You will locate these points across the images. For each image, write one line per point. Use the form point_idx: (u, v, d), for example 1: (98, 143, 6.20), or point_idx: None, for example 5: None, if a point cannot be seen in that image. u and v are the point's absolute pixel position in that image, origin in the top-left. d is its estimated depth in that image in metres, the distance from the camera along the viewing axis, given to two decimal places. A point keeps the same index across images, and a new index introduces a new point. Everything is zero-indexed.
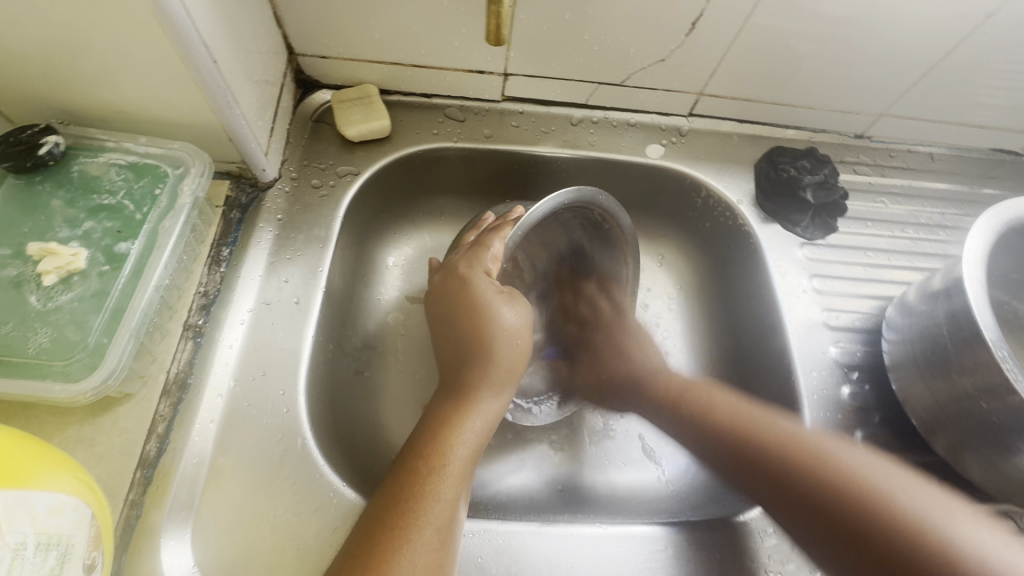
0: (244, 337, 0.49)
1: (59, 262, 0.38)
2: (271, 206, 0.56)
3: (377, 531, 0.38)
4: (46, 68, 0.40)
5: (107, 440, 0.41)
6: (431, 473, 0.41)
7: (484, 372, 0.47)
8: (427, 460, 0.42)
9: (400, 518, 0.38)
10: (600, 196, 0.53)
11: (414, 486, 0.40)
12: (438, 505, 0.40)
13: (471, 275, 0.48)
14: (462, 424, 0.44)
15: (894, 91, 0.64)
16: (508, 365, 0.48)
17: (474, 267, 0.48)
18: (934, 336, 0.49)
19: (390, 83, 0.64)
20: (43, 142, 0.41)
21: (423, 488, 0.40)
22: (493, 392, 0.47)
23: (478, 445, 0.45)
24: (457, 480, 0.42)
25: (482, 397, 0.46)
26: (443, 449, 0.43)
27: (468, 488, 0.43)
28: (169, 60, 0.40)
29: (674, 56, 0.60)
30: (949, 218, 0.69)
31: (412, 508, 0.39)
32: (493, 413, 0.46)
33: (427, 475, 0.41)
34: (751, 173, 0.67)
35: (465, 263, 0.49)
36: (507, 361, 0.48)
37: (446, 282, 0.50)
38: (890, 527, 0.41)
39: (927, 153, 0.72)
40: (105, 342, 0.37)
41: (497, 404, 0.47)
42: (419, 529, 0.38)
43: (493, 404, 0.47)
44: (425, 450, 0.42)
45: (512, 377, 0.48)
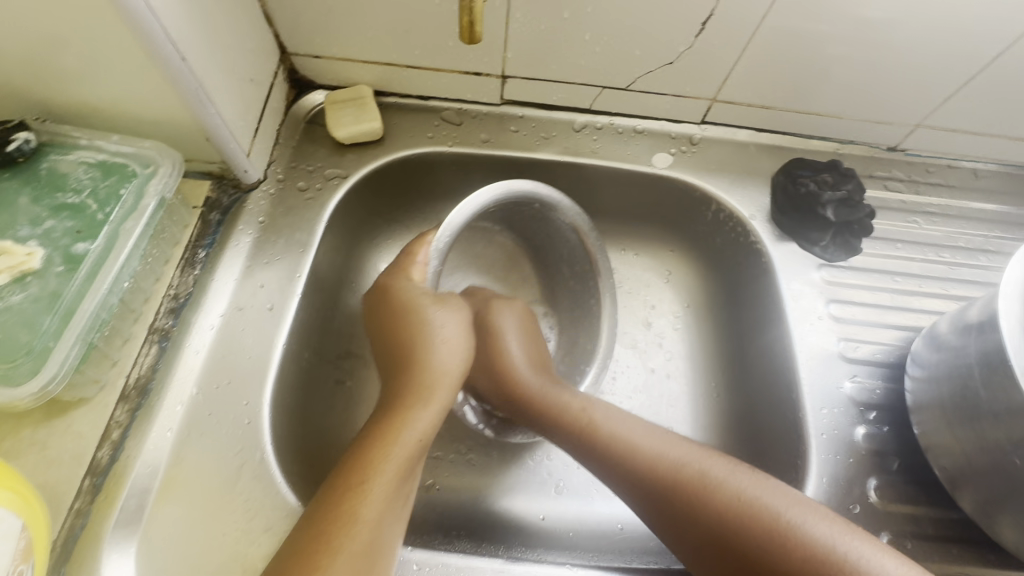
0: (212, 342, 0.47)
1: (13, 261, 0.38)
2: (253, 208, 0.54)
3: (288, 559, 0.35)
4: (15, 63, 0.40)
5: (59, 444, 0.40)
6: (353, 492, 0.38)
7: (416, 382, 0.45)
8: (350, 477, 0.39)
9: (315, 541, 0.36)
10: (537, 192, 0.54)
11: (333, 507, 0.38)
12: (362, 526, 0.37)
13: (395, 284, 0.50)
14: (392, 438, 0.42)
15: (933, 99, 0.58)
16: (442, 369, 0.46)
17: (397, 277, 0.50)
18: (964, 378, 0.44)
19: (385, 84, 0.62)
20: (13, 138, 0.41)
21: (344, 508, 0.38)
22: (426, 401, 0.44)
23: (409, 459, 0.41)
24: (383, 500, 0.39)
25: (413, 409, 0.43)
26: (369, 465, 0.40)
27: (398, 505, 0.40)
28: (134, 56, 0.39)
29: (683, 58, 0.56)
30: (993, 241, 0.62)
31: (329, 534, 0.36)
32: (426, 424, 0.43)
33: (347, 495, 0.38)
34: (767, 187, 0.62)
35: (388, 275, 0.51)
36: (439, 368, 0.47)
37: (375, 296, 0.51)
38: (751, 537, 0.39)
39: (971, 169, 0.65)
40: (52, 346, 0.36)
41: (434, 414, 0.44)
42: (333, 555, 0.35)
43: (428, 415, 0.44)
44: (348, 467, 0.40)
45: (449, 385, 0.46)
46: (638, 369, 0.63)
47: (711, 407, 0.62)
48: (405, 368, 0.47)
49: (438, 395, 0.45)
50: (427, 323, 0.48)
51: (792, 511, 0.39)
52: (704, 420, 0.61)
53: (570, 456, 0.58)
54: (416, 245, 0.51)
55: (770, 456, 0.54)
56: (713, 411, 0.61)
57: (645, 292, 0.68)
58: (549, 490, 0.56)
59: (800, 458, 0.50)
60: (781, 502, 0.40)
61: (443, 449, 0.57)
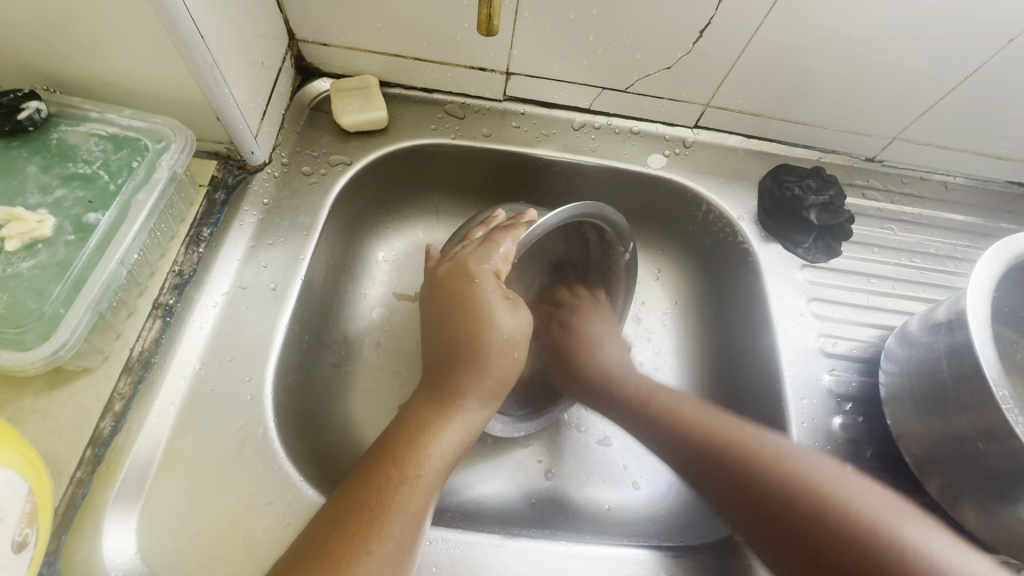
0: (215, 320, 0.48)
1: (24, 228, 0.38)
2: (257, 190, 0.55)
3: (334, 537, 0.37)
4: (27, 32, 0.40)
5: (61, 413, 0.40)
6: (405, 484, 0.40)
7: (469, 378, 0.45)
8: (398, 465, 0.41)
9: (363, 523, 0.37)
10: (618, 219, 0.55)
11: (382, 494, 0.39)
12: (408, 514, 0.39)
13: (478, 275, 0.47)
14: (441, 434, 0.43)
15: (909, 115, 0.62)
16: (499, 375, 0.46)
17: (483, 266, 0.47)
18: (933, 371, 0.47)
19: (390, 75, 0.63)
20: (24, 107, 0.41)
21: (393, 492, 0.39)
22: (476, 400, 0.45)
23: (453, 457, 0.43)
24: (428, 493, 0.41)
25: (466, 406, 0.45)
26: (421, 457, 0.41)
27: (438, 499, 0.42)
28: (153, 31, 0.39)
29: (680, 64, 0.58)
30: (960, 249, 0.66)
31: (379, 517, 0.38)
32: (476, 424, 0.45)
33: (398, 485, 0.40)
34: (755, 190, 0.65)
35: (474, 259, 0.48)
36: (494, 374, 0.46)
37: (449, 276, 0.48)
38: (825, 522, 0.40)
39: (942, 182, 0.70)
40: (63, 312, 0.36)
41: (481, 415, 0.46)
42: (381, 540, 0.37)
43: (478, 416, 0.45)
44: (398, 455, 0.41)
45: (497, 389, 0.46)
46: None
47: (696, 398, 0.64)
48: (456, 362, 0.46)
49: (490, 399, 0.46)
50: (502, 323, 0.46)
51: (887, 512, 0.40)
52: None
53: (561, 445, 0.60)
54: (502, 237, 0.48)
55: None
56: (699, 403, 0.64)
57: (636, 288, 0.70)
58: (541, 476, 0.58)
59: None
60: (862, 495, 0.41)
61: None
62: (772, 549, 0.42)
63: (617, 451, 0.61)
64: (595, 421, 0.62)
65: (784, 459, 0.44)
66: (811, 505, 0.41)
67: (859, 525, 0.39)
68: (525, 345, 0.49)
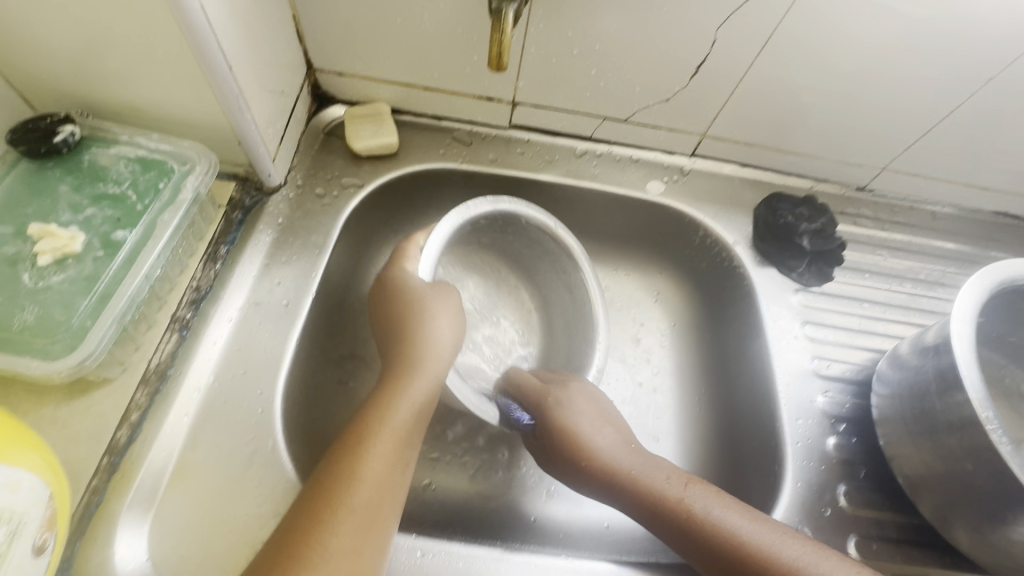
0: (229, 335, 0.49)
1: (56, 243, 0.40)
2: (273, 211, 0.57)
3: (299, 514, 0.38)
4: (69, 61, 0.43)
5: (81, 422, 0.42)
6: (359, 456, 0.42)
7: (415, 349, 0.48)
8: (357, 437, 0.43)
9: (326, 492, 0.39)
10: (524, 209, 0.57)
11: (339, 469, 0.41)
12: (368, 482, 0.41)
13: (391, 275, 0.51)
14: (391, 414, 0.45)
15: (897, 146, 0.65)
16: (427, 358, 0.48)
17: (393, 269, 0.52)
18: (923, 394, 0.49)
19: (403, 103, 0.66)
20: (60, 130, 0.44)
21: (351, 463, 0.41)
22: (426, 370, 0.47)
23: (407, 434, 0.45)
24: (384, 464, 0.42)
25: (409, 389, 0.46)
26: (374, 433, 0.43)
27: (401, 472, 0.43)
28: (188, 63, 0.42)
29: (679, 96, 0.62)
30: (949, 276, 0.68)
31: (341, 489, 0.40)
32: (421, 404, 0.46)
33: (354, 459, 0.41)
34: (750, 216, 0.67)
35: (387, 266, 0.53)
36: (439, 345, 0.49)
37: (376, 287, 0.53)
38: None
39: (930, 211, 0.73)
40: (89, 324, 0.38)
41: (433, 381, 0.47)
42: (336, 511, 0.39)
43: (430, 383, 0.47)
44: (354, 432, 0.43)
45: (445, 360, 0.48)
46: (627, 382, 0.67)
47: (694, 417, 0.65)
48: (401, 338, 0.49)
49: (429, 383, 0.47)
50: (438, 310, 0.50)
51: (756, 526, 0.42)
52: (688, 431, 0.65)
53: None
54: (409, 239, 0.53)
55: (748, 465, 0.58)
56: (696, 424, 0.65)
57: (636, 310, 0.72)
58: (542, 494, 0.59)
59: (777, 464, 0.54)
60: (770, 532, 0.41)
61: (439, 450, 0.60)
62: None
63: None
64: None
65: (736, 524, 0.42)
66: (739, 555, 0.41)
67: (766, 565, 0.40)
68: (456, 330, 0.50)
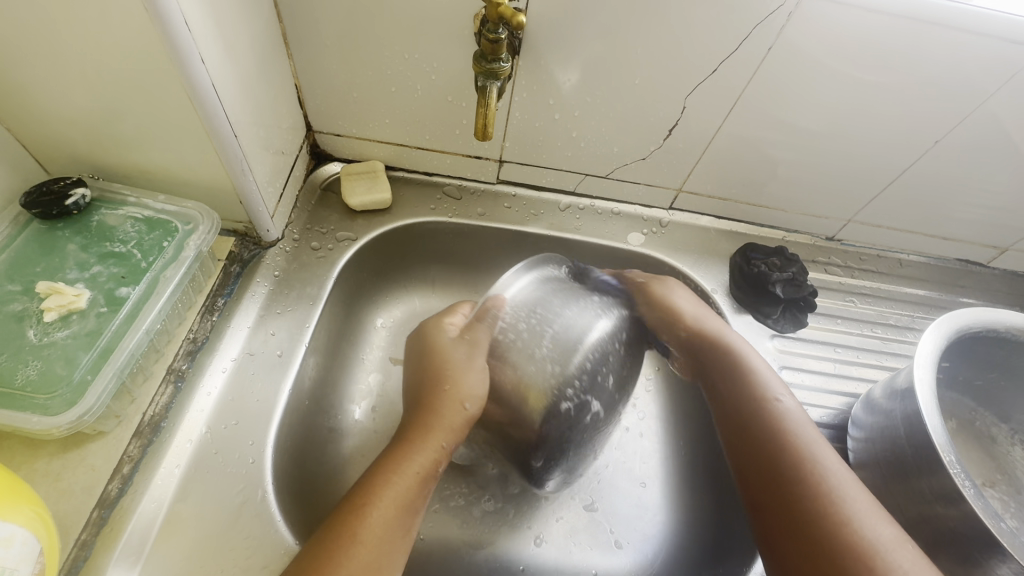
0: (222, 385, 0.51)
1: (62, 300, 0.42)
2: (270, 263, 0.60)
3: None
4: (87, 131, 0.46)
5: (72, 476, 0.43)
6: (354, 525, 0.42)
7: (438, 409, 0.49)
8: (375, 481, 0.45)
9: (339, 528, 0.42)
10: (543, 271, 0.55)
11: (334, 542, 0.41)
12: (376, 527, 0.42)
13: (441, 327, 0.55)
14: (393, 481, 0.45)
15: (859, 200, 0.69)
16: (442, 412, 0.49)
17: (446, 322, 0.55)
18: (892, 438, 0.51)
19: (396, 161, 0.70)
20: (72, 194, 0.47)
21: (365, 501, 0.43)
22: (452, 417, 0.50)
23: (409, 501, 0.45)
24: (378, 538, 0.42)
25: (420, 446, 0.48)
26: (374, 496, 0.44)
27: (398, 542, 0.43)
28: (197, 133, 0.46)
29: (655, 155, 0.66)
30: (918, 320, 0.71)
31: (351, 527, 0.42)
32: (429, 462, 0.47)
33: (350, 532, 0.41)
34: (726, 266, 0.71)
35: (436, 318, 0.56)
36: (463, 417, 0.50)
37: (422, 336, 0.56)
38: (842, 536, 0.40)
39: (897, 259, 0.77)
40: (90, 378, 0.40)
41: (447, 445, 0.49)
42: None
43: (446, 450, 0.49)
44: (353, 503, 0.43)
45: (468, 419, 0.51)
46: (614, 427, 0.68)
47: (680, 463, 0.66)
48: (424, 402, 0.50)
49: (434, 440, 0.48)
50: (461, 369, 0.51)
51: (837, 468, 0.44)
52: (675, 476, 0.65)
53: (549, 509, 0.62)
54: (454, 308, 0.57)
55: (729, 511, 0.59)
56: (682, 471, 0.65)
57: None
58: (529, 541, 0.60)
59: None
60: (859, 504, 0.42)
61: (427, 498, 0.61)
62: (771, 516, 0.44)
63: (603, 515, 0.62)
64: (581, 485, 0.64)
65: (800, 428, 0.47)
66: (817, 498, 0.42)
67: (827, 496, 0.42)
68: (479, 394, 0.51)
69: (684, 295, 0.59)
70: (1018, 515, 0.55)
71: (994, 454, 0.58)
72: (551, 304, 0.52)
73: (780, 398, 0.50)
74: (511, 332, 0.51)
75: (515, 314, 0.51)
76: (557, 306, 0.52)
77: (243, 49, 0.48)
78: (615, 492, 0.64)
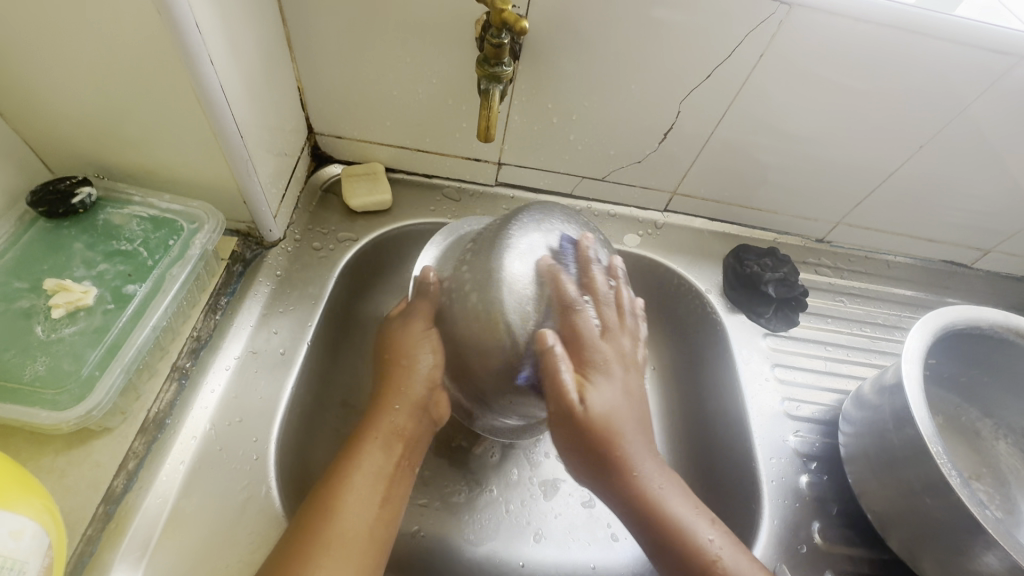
0: (226, 383, 0.51)
1: (70, 297, 0.42)
2: (272, 263, 0.60)
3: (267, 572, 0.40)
4: (93, 131, 0.47)
5: (78, 472, 0.43)
6: (326, 507, 0.43)
7: (390, 381, 0.50)
8: (341, 462, 0.46)
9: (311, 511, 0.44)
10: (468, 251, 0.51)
11: (303, 531, 0.42)
12: (348, 511, 0.43)
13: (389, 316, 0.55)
14: (356, 461, 0.46)
15: (848, 203, 0.71)
16: (398, 387, 0.50)
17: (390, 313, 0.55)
18: (882, 431, 0.52)
19: (396, 164, 0.71)
20: (78, 193, 0.48)
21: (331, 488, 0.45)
22: (412, 394, 0.49)
23: (382, 471, 0.46)
24: (352, 514, 0.43)
25: (386, 413, 0.49)
26: (342, 477, 0.45)
27: (379, 507, 0.45)
28: (204, 135, 0.47)
29: (650, 158, 0.68)
30: (905, 320, 0.73)
31: (322, 505, 0.44)
32: (397, 425, 0.48)
33: (317, 520, 0.43)
34: (719, 267, 0.73)
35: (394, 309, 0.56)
36: (423, 383, 0.50)
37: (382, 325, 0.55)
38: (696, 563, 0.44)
39: (885, 260, 0.79)
40: (97, 375, 0.40)
41: (402, 409, 0.49)
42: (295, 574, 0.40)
43: (403, 416, 0.49)
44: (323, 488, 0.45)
45: (435, 387, 0.50)
46: None
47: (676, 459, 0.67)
48: (384, 373, 0.51)
49: (394, 411, 0.49)
50: (416, 340, 0.50)
51: (696, 517, 0.45)
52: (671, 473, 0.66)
53: (547, 506, 0.63)
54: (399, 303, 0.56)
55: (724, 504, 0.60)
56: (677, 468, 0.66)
57: None
58: (529, 538, 0.61)
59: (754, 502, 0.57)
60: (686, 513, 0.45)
61: (428, 496, 0.62)
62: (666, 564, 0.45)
63: (601, 511, 0.63)
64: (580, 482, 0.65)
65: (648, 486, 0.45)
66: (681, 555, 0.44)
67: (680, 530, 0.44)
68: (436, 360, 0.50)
69: (612, 382, 0.46)
70: (1003, 506, 0.56)
71: (979, 449, 0.60)
72: (465, 254, 0.51)
73: (681, 427, 0.47)
74: (456, 287, 0.50)
75: (452, 274, 0.51)
76: (502, 243, 0.49)
77: (250, 52, 0.49)
78: None
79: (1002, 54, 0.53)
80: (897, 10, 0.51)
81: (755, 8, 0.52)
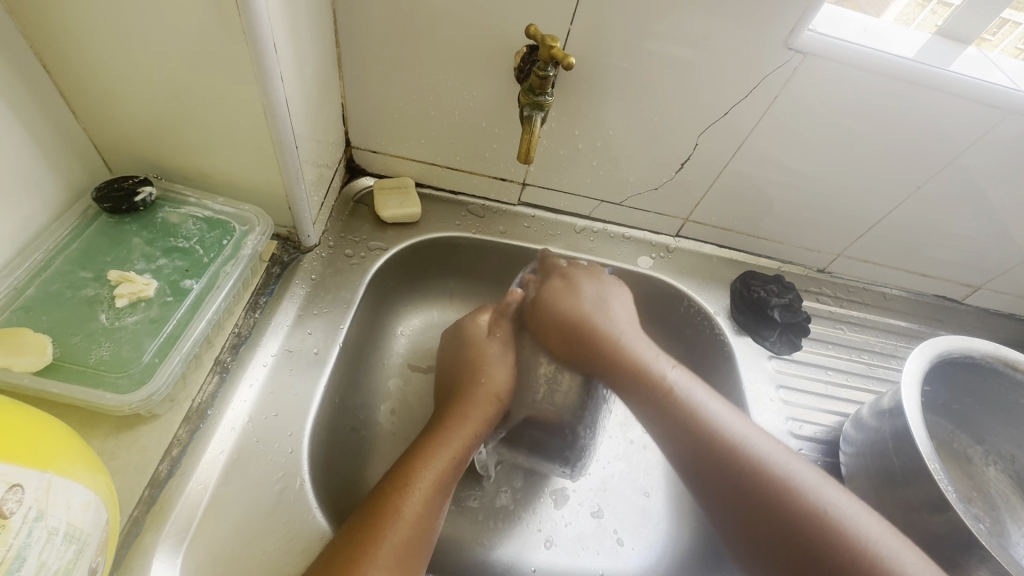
0: (264, 379, 0.54)
1: (133, 288, 0.46)
2: (307, 267, 0.63)
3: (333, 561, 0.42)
4: (160, 135, 0.50)
5: (126, 455, 0.45)
6: (392, 505, 0.47)
7: (471, 396, 0.59)
8: (412, 459, 0.51)
9: (385, 501, 0.47)
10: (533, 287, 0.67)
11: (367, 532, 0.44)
12: (417, 496, 0.48)
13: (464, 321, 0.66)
14: (428, 459, 0.51)
15: (849, 237, 0.76)
16: (471, 399, 0.58)
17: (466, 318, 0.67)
18: (881, 451, 0.55)
19: (425, 179, 0.75)
20: (141, 192, 0.51)
21: (407, 481, 0.49)
22: (485, 403, 0.59)
23: (445, 474, 0.51)
24: (416, 514, 0.47)
25: (455, 426, 0.55)
26: (411, 475, 0.49)
27: (435, 511, 0.49)
28: (263, 144, 0.50)
29: (666, 186, 0.72)
30: (901, 349, 0.77)
31: (396, 497, 0.47)
32: (464, 439, 0.55)
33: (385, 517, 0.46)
34: (727, 291, 0.76)
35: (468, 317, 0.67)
36: (487, 400, 0.59)
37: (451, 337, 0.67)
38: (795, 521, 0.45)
39: (881, 292, 0.83)
40: (156, 362, 0.44)
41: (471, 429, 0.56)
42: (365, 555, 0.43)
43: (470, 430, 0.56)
44: (394, 482, 0.49)
45: (497, 405, 0.59)
46: (618, 439, 0.72)
47: None
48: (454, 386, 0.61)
49: (468, 426, 0.56)
50: (487, 355, 0.63)
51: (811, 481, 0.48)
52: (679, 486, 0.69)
53: (558, 514, 0.65)
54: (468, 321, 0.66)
55: None
56: None
57: None
58: (540, 544, 0.62)
59: None
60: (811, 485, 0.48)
61: None
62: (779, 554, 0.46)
63: (609, 521, 0.65)
64: (588, 492, 0.67)
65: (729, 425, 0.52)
66: (772, 495, 0.47)
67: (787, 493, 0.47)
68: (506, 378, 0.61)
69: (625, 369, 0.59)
70: (993, 529, 0.60)
71: (970, 473, 0.64)
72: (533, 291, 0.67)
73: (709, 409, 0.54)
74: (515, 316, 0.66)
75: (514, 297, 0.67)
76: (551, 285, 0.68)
77: (308, 70, 0.52)
78: (620, 499, 0.67)
79: (993, 108, 0.58)
80: (899, 63, 0.56)
81: (772, 55, 0.57)
